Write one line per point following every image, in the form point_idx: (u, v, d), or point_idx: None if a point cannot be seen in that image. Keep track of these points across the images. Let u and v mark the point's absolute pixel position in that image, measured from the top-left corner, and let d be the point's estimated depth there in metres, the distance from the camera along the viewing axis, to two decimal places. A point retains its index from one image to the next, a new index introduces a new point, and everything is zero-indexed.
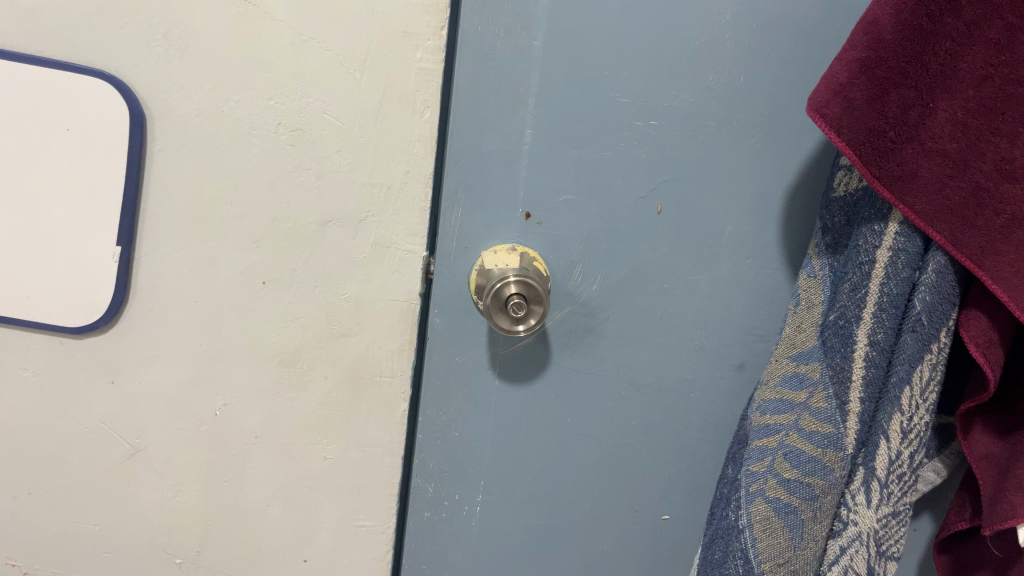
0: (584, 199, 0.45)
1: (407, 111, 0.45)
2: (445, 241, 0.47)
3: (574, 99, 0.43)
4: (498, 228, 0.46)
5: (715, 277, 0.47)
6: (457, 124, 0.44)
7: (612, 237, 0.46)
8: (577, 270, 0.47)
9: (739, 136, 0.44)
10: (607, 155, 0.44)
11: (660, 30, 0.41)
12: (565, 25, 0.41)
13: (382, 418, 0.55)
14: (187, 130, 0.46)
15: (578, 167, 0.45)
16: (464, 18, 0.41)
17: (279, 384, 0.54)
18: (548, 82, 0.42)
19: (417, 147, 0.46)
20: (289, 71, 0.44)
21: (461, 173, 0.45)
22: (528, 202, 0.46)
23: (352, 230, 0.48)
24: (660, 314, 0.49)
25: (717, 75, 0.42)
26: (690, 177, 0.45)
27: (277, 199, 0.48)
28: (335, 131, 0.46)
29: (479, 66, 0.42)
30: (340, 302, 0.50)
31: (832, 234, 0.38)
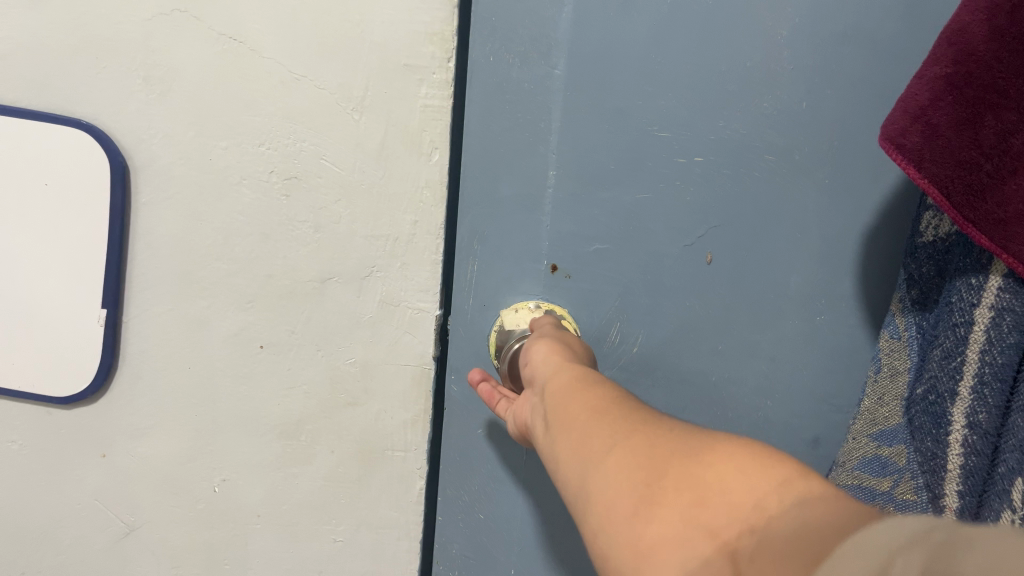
0: (618, 248, 0.40)
1: (412, 152, 0.41)
2: (460, 301, 0.42)
3: (603, 133, 0.38)
4: (521, 284, 0.41)
5: (777, 337, 0.41)
6: (470, 166, 0.40)
7: (651, 289, 0.41)
8: (615, 331, 0.42)
9: (802, 170, 0.38)
10: (644, 198, 0.39)
11: (696, 53, 0.36)
12: (591, 51, 0.37)
13: (396, 496, 0.49)
14: (174, 179, 0.43)
15: (612, 212, 0.39)
16: (475, 46, 0.37)
17: (280, 458, 0.49)
18: (572, 117, 0.38)
19: (426, 193, 0.42)
20: (278, 112, 0.41)
21: (478, 221, 0.41)
22: (553, 254, 0.41)
23: (356, 287, 0.44)
24: (711, 380, 0.42)
25: (768, 101, 0.37)
26: (744, 221, 0.39)
27: (271, 254, 0.44)
28: (333, 177, 0.42)
29: (492, 100, 0.38)
30: (345, 366, 0.46)
31: (920, 287, 0.34)
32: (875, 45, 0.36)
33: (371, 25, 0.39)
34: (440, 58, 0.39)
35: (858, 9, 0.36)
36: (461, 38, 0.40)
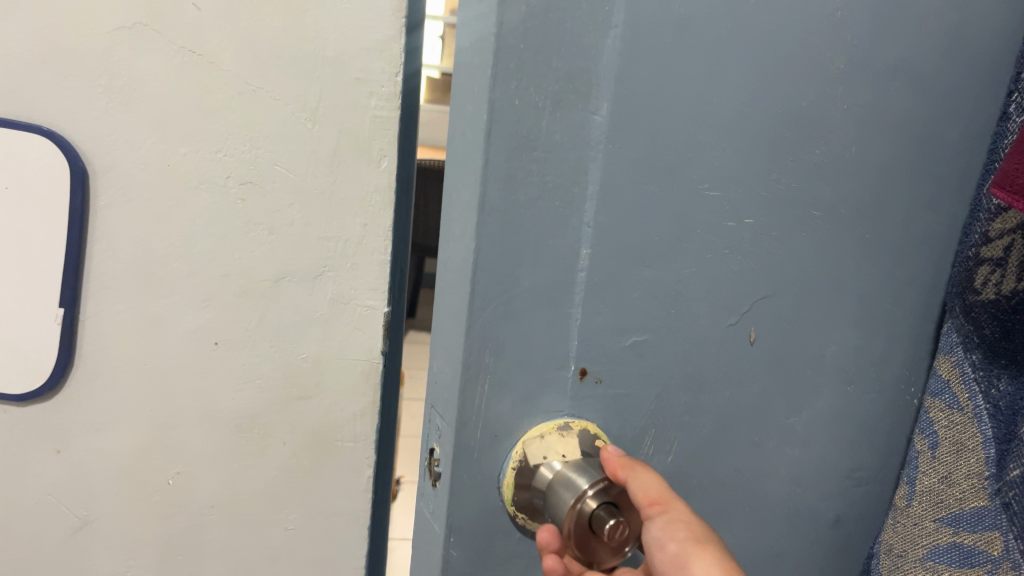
0: (658, 338, 0.38)
1: (362, 159, 0.45)
2: (468, 430, 0.36)
3: (643, 194, 0.35)
4: (540, 395, 0.37)
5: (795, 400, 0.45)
6: (488, 252, 0.34)
7: (692, 384, 0.41)
8: (647, 438, 0.41)
9: (846, 225, 0.42)
10: (692, 271, 0.38)
11: (720, 94, 0.35)
12: (637, 94, 0.33)
13: (346, 485, 0.52)
14: (133, 185, 0.45)
15: (654, 291, 0.37)
16: (493, 87, 0.31)
17: (235, 450, 0.50)
18: (610, 176, 0.34)
19: (375, 197, 0.46)
20: (238, 121, 0.44)
21: (503, 330, 0.35)
22: (583, 353, 0.37)
23: (309, 285, 0.47)
24: (717, 436, 0.43)
25: (780, 152, 0.38)
26: (784, 287, 0.41)
27: (228, 254, 0.46)
28: (288, 182, 0.45)
29: (514, 163, 0.33)
30: (297, 362, 0.49)
31: (994, 350, 0.42)
32: (915, 78, 0.40)
33: (326, 42, 0.43)
34: (388, 72, 0.44)
35: (903, 45, 0.39)
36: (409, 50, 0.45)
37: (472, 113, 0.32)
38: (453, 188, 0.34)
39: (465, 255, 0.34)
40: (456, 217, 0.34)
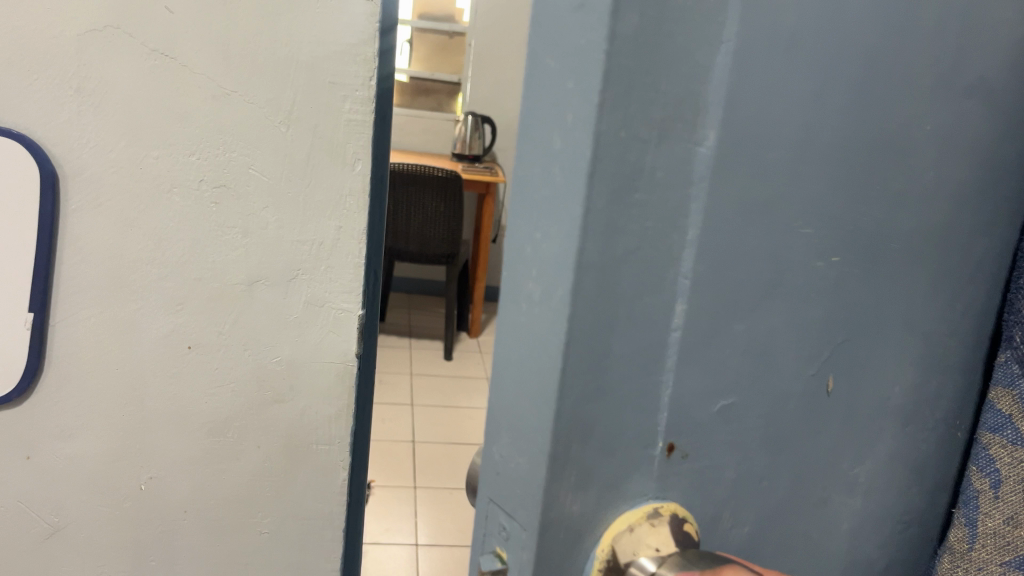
0: (745, 398, 0.31)
1: (338, 164, 0.47)
2: (552, 537, 0.25)
3: (745, 241, 0.27)
4: (628, 490, 0.27)
5: (857, 440, 0.39)
6: (577, 325, 0.23)
7: (772, 447, 0.34)
8: (727, 515, 0.33)
9: (916, 257, 0.36)
10: (780, 321, 0.31)
11: (821, 123, 0.28)
12: (748, 123, 0.25)
13: (321, 489, 0.55)
14: (105, 187, 0.45)
15: (745, 350, 0.30)
16: (601, 115, 0.21)
17: (208, 453, 0.52)
18: (714, 220, 0.26)
19: (349, 201, 0.48)
20: (213, 124, 0.46)
21: (590, 444, 0.25)
22: (673, 427, 0.28)
23: (283, 288, 0.50)
24: (792, 496, 0.37)
25: (870, 188, 0.32)
26: (861, 332, 0.36)
27: (200, 258, 0.48)
28: (262, 186, 0.47)
29: (615, 206, 0.23)
30: (272, 365, 0.51)
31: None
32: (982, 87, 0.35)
33: (300, 46, 0.45)
34: (363, 77, 0.46)
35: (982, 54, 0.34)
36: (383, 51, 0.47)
37: (558, 171, 0.22)
38: (519, 259, 0.24)
39: (548, 362, 0.23)
40: (533, 305, 0.24)
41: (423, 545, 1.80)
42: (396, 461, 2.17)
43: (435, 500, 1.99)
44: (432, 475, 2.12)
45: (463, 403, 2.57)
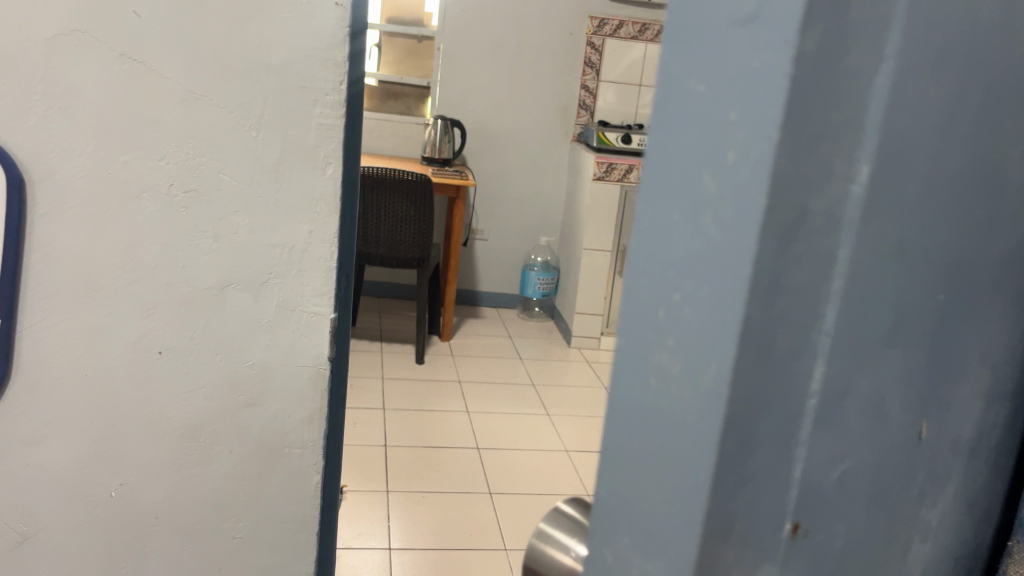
0: (868, 470, 0.22)
1: (308, 167, 0.52)
2: None
3: (879, 272, 0.19)
4: None
5: (954, 483, 0.25)
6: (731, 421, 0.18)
7: (888, 526, 0.23)
8: None
9: None
10: (906, 369, 0.21)
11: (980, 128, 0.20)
12: (903, 147, 0.18)
13: (294, 492, 0.58)
14: (74, 193, 0.50)
15: (872, 416, 0.21)
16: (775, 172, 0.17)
17: (180, 459, 0.56)
18: (858, 267, 0.19)
19: (320, 205, 0.53)
20: (185, 130, 0.50)
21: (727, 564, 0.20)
22: (796, 509, 0.20)
23: (255, 292, 0.54)
24: None
25: (998, 190, 0.22)
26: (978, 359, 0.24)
27: (172, 263, 0.52)
28: (231, 190, 0.52)
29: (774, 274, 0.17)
30: (244, 369, 0.55)
31: None
32: None
33: (269, 54, 0.50)
34: (331, 82, 0.51)
35: None
36: (352, 61, 0.51)
37: (712, 222, 0.18)
38: (653, 330, 0.19)
39: (699, 453, 0.18)
40: (667, 383, 0.19)
41: (395, 549, 1.80)
42: (370, 465, 2.16)
43: (408, 504, 1.99)
44: (405, 478, 2.12)
45: (437, 407, 2.57)
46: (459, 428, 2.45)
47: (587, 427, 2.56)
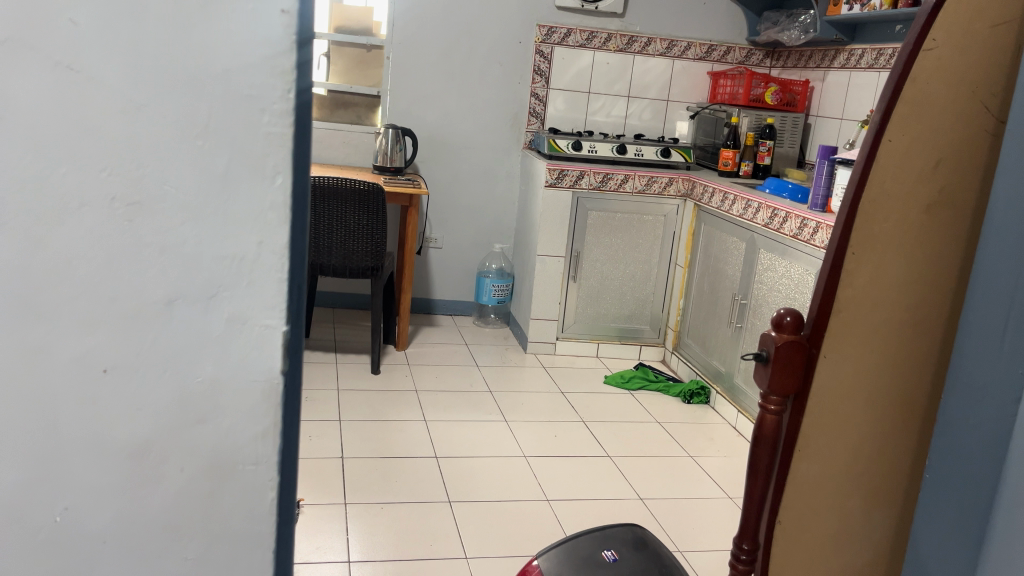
0: None
1: (256, 177, 0.51)
2: None
3: None
4: None
5: None
6: None
7: None
8: None
9: None
10: None
11: None
12: None
13: (249, 510, 0.56)
14: (9, 207, 0.49)
15: None
16: None
17: (128, 481, 0.54)
18: None
19: (270, 215, 0.52)
20: (126, 140, 0.49)
21: None
22: None
23: (203, 305, 0.52)
24: None
25: None
26: None
27: (116, 278, 0.51)
28: (177, 201, 0.50)
29: None
30: (194, 386, 0.53)
31: None
32: None
33: (213, 61, 0.49)
34: (280, 90, 0.50)
35: None
36: (300, 68, 0.51)
37: None
38: None
39: None
40: None
41: (355, 560, 1.78)
42: (327, 477, 2.14)
43: (366, 515, 1.97)
44: (363, 489, 2.10)
45: (393, 416, 2.56)
46: (415, 437, 2.44)
47: (543, 432, 2.57)
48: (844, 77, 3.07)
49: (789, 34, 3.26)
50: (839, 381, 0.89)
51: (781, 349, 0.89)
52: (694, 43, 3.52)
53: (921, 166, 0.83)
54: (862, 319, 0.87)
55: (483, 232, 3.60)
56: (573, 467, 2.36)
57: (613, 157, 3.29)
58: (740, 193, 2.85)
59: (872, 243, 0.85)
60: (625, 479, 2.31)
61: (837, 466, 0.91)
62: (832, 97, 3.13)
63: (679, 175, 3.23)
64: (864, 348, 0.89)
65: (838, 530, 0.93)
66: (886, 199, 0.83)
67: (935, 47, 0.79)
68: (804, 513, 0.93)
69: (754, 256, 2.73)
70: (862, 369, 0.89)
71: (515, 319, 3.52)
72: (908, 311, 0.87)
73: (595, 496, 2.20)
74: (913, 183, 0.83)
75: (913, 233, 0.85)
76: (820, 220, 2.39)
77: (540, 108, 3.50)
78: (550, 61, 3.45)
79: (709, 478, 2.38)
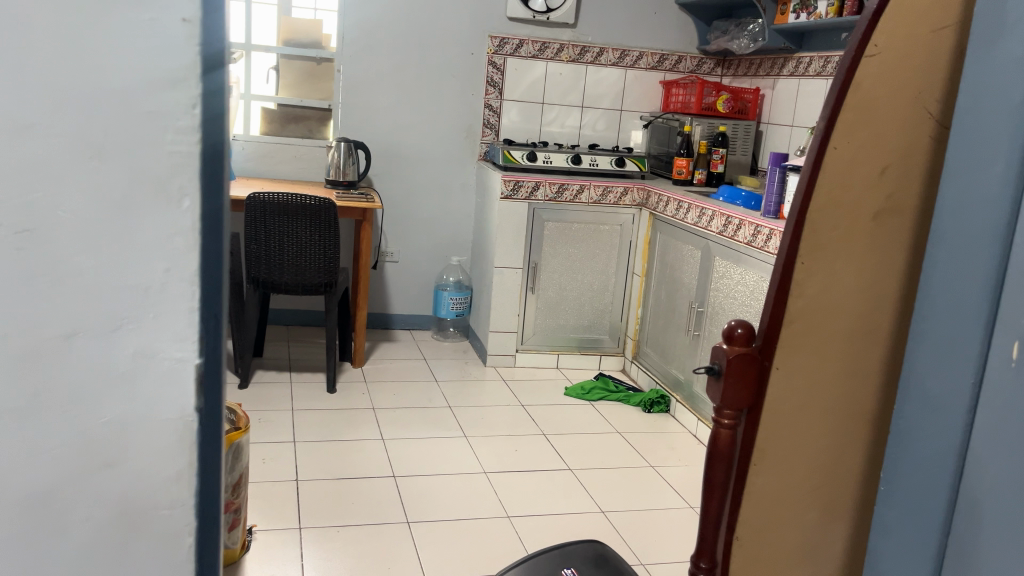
0: None
1: (161, 201, 0.48)
2: None
3: None
4: None
5: None
6: None
7: None
8: None
9: None
10: None
11: None
12: None
13: (165, 556, 0.52)
14: None
15: None
16: None
17: (27, 531, 0.49)
18: None
19: (178, 241, 0.48)
20: (14, 162, 0.45)
21: None
22: None
23: (107, 340, 0.49)
24: None
25: None
26: None
27: (8, 313, 0.47)
28: (74, 228, 0.47)
29: None
30: (99, 427, 0.49)
31: None
32: None
33: (109, 76, 0.46)
34: (183, 106, 0.47)
35: None
36: (205, 83, 0.47)
37: None
38: None
39: None
40: None
41: None
42: (281, 501, 2.08)
43: (322, 539, 1.92)
44: (319, 512, 2.05)
45: (350, 436, 2.51)
46: (373, 456, 2.39)
47: (504, 446, 2.54)
48: (793, 84, 3.11)
49: (738, 42, 3.30)
50: (791, 393, 0.88)
51: (733, 362, 0.86)
52: (645, 53, 3.53)
53: (867, 173, 0.82)
54: (813, 329, 0.86)
55: (440, 245, 3.56)
56: (534, 481, 2.33)
57: (567, 168, 3.28)
58: (694, 201, 2.85)
59: (821, 252, 0.83)
60: (586, 492, 2.29)
61: (792, 476, 0.90)
62: (782, 104, 3.17)
63: (634, 184, 3.23)
64: (814, 359, 0.87)
65: (795, 538, 0.93)
66: (834, 207, 0.82)
67: (876, 52, 0.78)
68: (761, 528, 0.91)
69: (709, 264, 2.74)
70: (813, 380, 0.88)
71: (474, 332, 3.48)
72: (857, 319, 0.87)
73: (556, 510, 2.17)
74: (860, 190, 0.82)
75: (861, 241, 0.84)
76: (773, 226, 2.40)
77: (494, 120, 3.48)
78: (503, 73, 3.44)
79: (671, 488, 2.37)
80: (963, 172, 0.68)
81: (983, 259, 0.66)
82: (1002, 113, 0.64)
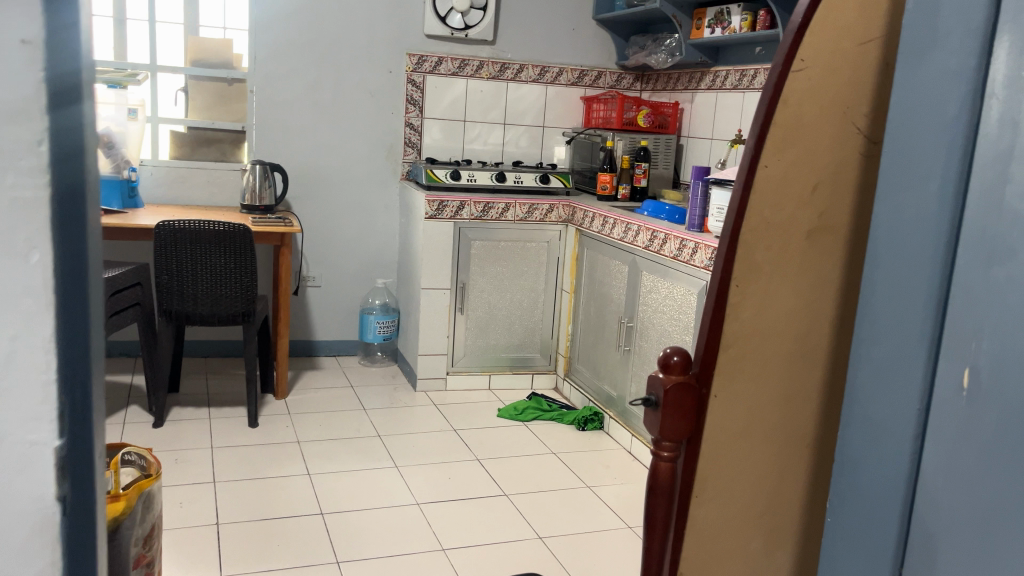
0: None
1: (13, 259, 0.56)
2: None
3: None
4: None
5: None
6: None
7: None
8: None
9: None
10: None
11: None
12: None
13: None
14: None
15: None
16: None
17: None
18: None
19: (28, 303, 0.57)
20: None
21: None
22: None
23: None
24: None
25: None
26: None
27: None
28: None
29: None
30: None
31: None
32: None
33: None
34: (28, 146, 0.55)
35: None
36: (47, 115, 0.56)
37: None
38: None
39: None
40: None
41: None
42: (200, 548, 1.96)
43: None
44: (242, 557, 1.93)
45: (274, 473, 2.39)
46: (299, 493, 2.28)
47: (436, 474, 2.47)
48: (711, 98, 3.15)
49: (656, 57, 3.32)
50: (731, 420, 0.84)
51: (670, 393, 0.81)
52: (565, 69, 3.53)
53: (799, 191, 0.79)
54: (750, 353, 0.83)
55: (364, 268, 3.47)
56: (468, 510, 2.26)
57: (492, 186, 3.24)
58: (620, 216, 2.84)
59: (755, 274, 0.80)
60: (523, 518, 2.23)
61: (734, 505, 0.87)
62: (701, 118, 3.20)
63: (559, 201, 3.21)
64: (753, 384, 0.84)
65: (741, 570, 0.89)
66: (768, 226, 0.79)
67: (804, 67, 0.75)
68: (707, 563, 0.87)
69: (637, 279, 2.73)
70: (753, 406, 0.85)
71: (403, 356, 3.40)
72: (794, 340, 0.84)
73: (493, 539, 2.11)
74: (792, 208, 0.79)
75: (794, 261, 0.81)
76: (698, 240, 2.40)
77: (416, 138, 3.41)
78: (422, 91, 3.38)
79: (608, 508, 2.33)
80: (899, 188, 0.65)
81: (923, 278, 0.64)
82: (937, 128, 0.62)
